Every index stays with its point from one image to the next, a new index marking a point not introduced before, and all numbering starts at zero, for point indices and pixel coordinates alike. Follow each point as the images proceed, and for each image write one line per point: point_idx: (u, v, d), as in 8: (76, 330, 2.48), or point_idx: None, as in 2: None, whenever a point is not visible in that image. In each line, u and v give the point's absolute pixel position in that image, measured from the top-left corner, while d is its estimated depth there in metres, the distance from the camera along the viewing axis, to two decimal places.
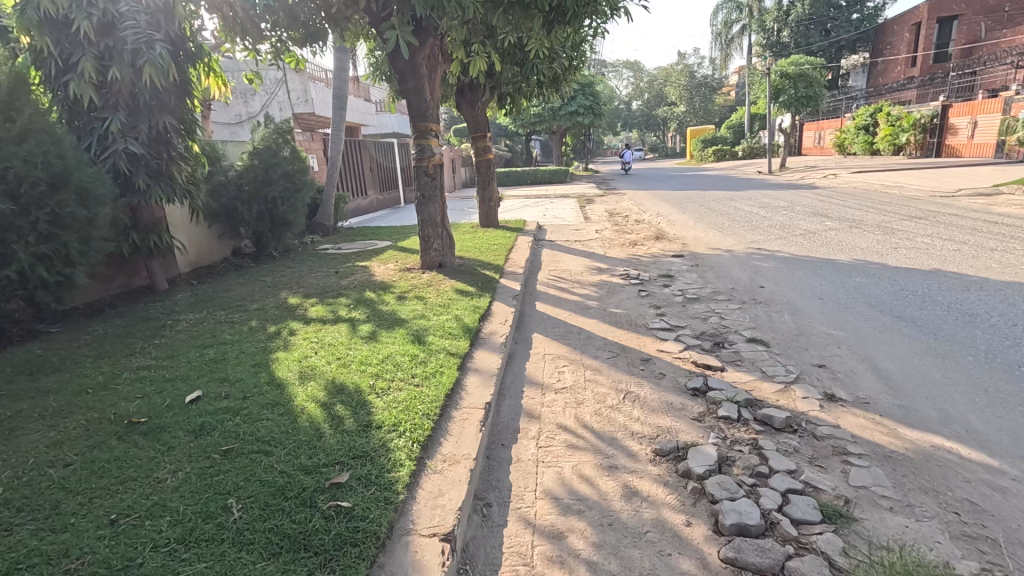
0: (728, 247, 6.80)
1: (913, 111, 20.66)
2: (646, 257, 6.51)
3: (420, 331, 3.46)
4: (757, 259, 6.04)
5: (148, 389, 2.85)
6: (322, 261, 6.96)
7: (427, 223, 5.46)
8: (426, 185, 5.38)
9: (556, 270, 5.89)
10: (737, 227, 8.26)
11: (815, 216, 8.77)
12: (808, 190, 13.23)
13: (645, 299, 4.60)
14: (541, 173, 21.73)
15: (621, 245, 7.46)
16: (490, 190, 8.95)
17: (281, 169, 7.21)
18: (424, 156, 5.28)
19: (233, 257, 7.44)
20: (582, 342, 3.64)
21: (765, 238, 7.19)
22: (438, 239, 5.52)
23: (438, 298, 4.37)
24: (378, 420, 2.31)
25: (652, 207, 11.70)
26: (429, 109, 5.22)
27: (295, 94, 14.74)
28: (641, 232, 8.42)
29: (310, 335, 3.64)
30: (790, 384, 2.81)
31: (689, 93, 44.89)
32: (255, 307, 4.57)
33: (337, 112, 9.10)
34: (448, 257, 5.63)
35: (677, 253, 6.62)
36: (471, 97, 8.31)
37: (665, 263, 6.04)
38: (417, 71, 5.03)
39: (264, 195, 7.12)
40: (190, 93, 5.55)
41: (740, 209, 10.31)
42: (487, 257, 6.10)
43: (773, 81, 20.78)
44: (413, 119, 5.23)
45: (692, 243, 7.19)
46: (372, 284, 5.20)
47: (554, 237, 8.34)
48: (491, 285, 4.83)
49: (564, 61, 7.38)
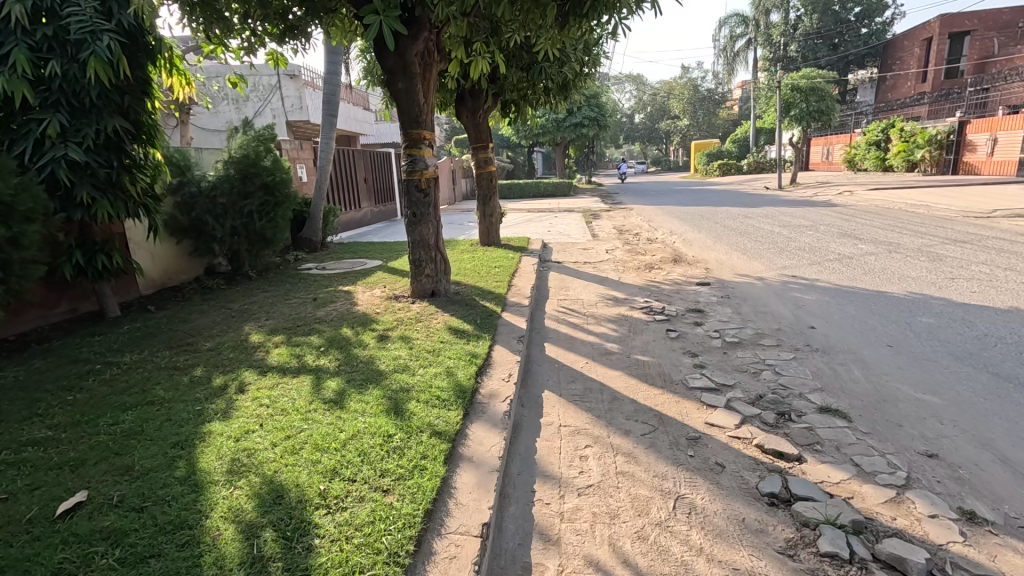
0: (759, 274, 6.05)
1: (928, 127, 20.07)
2: (667, 285, 5.76)
3: (400, 395, 2.68)
4: (795, 290, 5.30)
5: (18, 485, 2.07)
6: (302, 283, 6.22)
7: (418, 246, 4.73)
8: (417, 202, 4.63)
9: (566, 299, 5.15)
10: (761, 250, 7.52)
11: (845, 238, 8.05)
12: (827, 208, 12.54)
13: (676, 343, 3.83)
14: (544, 186, 21.13)
15: (636, 269, 6.73)
16: (491, 206, 8.22)
17: (260, 180, 6.48)
18: (417, 169, 4.54)
19: (204, 277, 6.69)
20: (606, 406, 2.88)
21: (797, 264, 6.45)
22: (430, 263, 4.79)
23: (427, 341, 3.60)
24: (319, 566, 1.54)
25: (664, 224, 11.00)
26: (422, 113, 4.49)
27: (290, 101, 14.23)
28: (656, 253, 7.70)
29: (262, 394, 2.87)
30: (903, 491, 2.03)
31: (692, 107, 44.51)
32: (207, 346, 3.80)
33: (328, 119, 8.40)
34: (441, 284, 4.89)
35: (702, 280, 5.89)
36: (471, 105, 7.59)
37: (691, 294, 5.28)
38: (409, 69, 4.29)
39: (240, 209, 6.38)
40: (149, 93, 4.83)
41: (759, 229, 9.60)
42: (487, 283, 5.36)
43: (784, 94, 20.23)
44: (404, 125, 4.49)
45: (715, 268, 6.45)
46: (351, 316, 4.44)
47: (561, 257, 7.63)
48: (492, 322, 4.07)
49: (574, 65, 6.70)
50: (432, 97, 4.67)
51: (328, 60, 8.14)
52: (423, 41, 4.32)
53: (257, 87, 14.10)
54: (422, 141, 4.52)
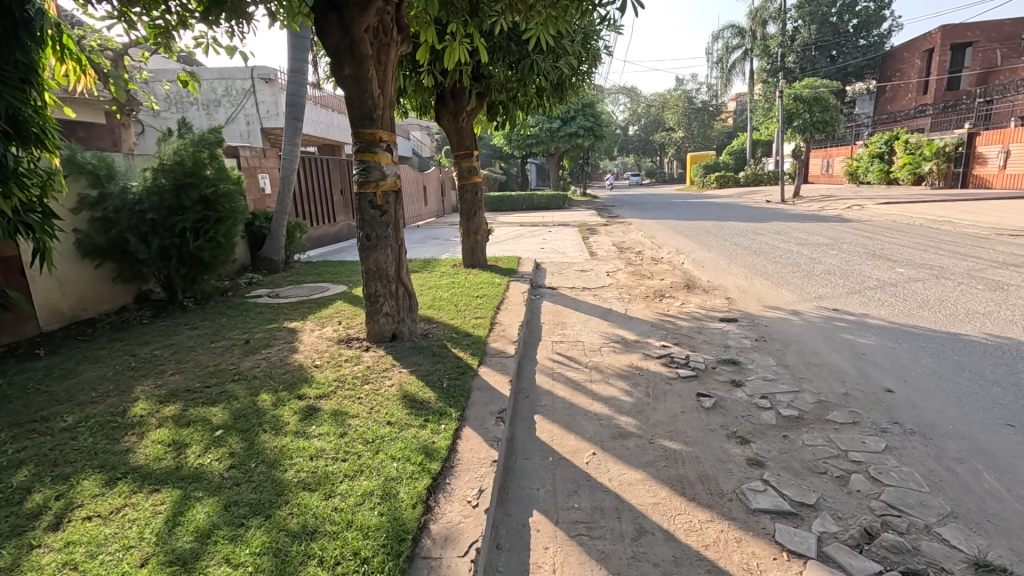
0: (792, 307, 5.04)
1: (934, 138, 19.42)
2: (685, 321, 4.74)
3: (290, 553, 1.63)
4: (844, 330, 4.32)
5: None
6: (245, 315, 5.17)
7: (374, 277, 3.70)
8: (373, 221, 3.62)
9: (563, 342, 4.13)
10: (785, 274, 6.54)
11: (877, 261, 7.10)
12: (841, 224, 11.67)
13: (713, 418, 2.80)
14: (537, 198, 20.26)
15: (645, 297, 5.71)
16: (477, 222, 7.20)
17: (197, 192, 5.42)
18: (371, 180, 3.53)
19: (132, 307, 5.62)
20: (629, 551, 1.83)
21: (834, 294, 5.46)
22: (388, 298, 3.76)
23: (368, 423, 2.54)
24: None
25: (668, 241, 10.07)
26: (377, 105, 3.46)
27: (265, 107, 13.25)
28: (664, 276, 6.73)
29: (79, 537, 1.79)
30: None
31: (687, 118, 44.01)
32: (63, 424, 2.72)
33: (291, 123, 7.39)
34: (404, 324, 3.87)
35: (726, 314, 4.91)
36: (454, 108, 6.64)
37: (717, 335, 4.27)
38: (357, 50, 3.28)
39: (171, 226, 5.31)
40: (34, 82, 3.77)
41: (775, 248, 8.64)
42: (465, 320, 4.33)
43: (786, 105, 19.50)
44: (354, 123, 3.48)
45: (739, 299, 5.45)
46: (281, 372, 3.38)
47: (556, 282, 6.64)
48: (465, 384, 3.02)
49: (569, 60, 5.73)
50: (392, 88, 3.66)
51: (292, 56, 7.14)
52: (376, 13, 3.29)
53: (230, 91, 13.17)
54: (377, 141, 3.49)
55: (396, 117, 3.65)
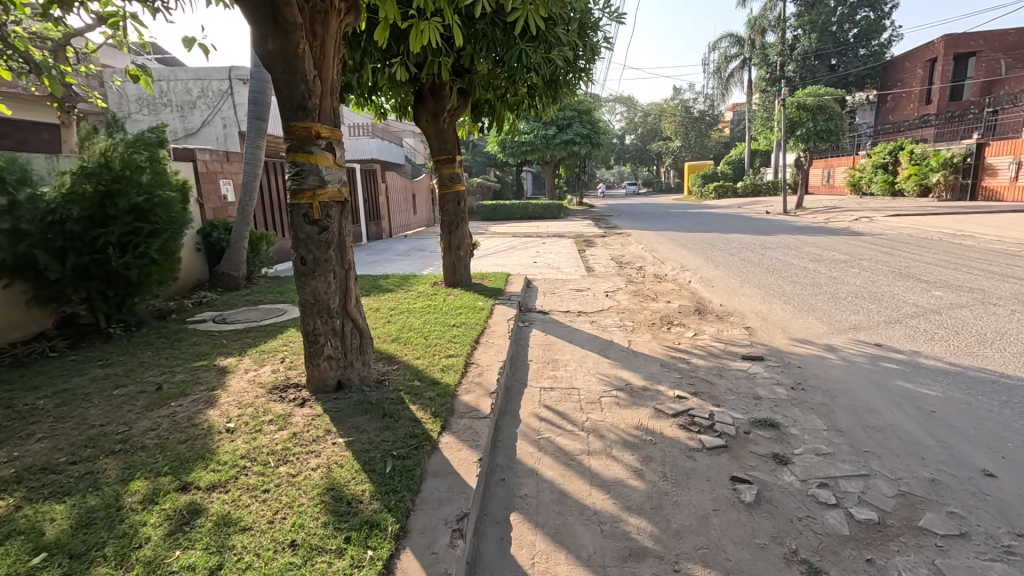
0: (826, 341, 4.26)
1: (941, 149, 18.90)
2: (701, 360, 3.94)
3: None
4: (897, 373, 3.54)
5: None
6: (177, 345, 4.34)
7: (311, 310, 2.90)
8: (308, 239, 2.81)
9: (553, 391, 3.32)
10: (808, 298, 5.77)
11: (907, 281, 6.36)
12: (854, 237, 10.99)
13: (759, 522, 2.00)
14: (532, 207, 19.54)
15: (650, 326, 4.91)
16: (459, 235, 6.40)
17: (126, 200, 4.60)
18: (306, 188, 2.75)
19: (50, 334, 4.79)
20: None
21: (870, 323, 4.69)
22: (329, 337, 2.96)
23: (260, 548, 1.72)
24: None
25: (671, 256, 9.31)
26: (312, 93, 2.68)
27: (243, 110, 12.46)
28: (671, 299, 5.96)
29: None
30: None
31: (684, 128, 43.52)
32: None
33: (255, 123, 6.60)
34: (351, 369, 3.07)
35: (748, 349, 4.13)
36: (433, 107, 5.89)
37: (742, 380, 3.47)
38: (282, 18, 2.49)
39: (92, 240, 4.49)
40: None
41: (789, 264, 7.90)
42: (433, 360, 3.52)
43: (789, 113, 18.90)
44: (283, 114, 2.69)
45: (760, 329, 4.66)
46: (179, 441, 2.55)
47: (548, 304, 5.85)
48: (418, 466, 2.21)
49: (564, 51, 4.94)
50: (336, 70, 2.87)
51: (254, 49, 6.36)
52: None
53: (206, 92, 12.40)
54: (313, 138, 2.71)
55: (340, 107, 2.87)
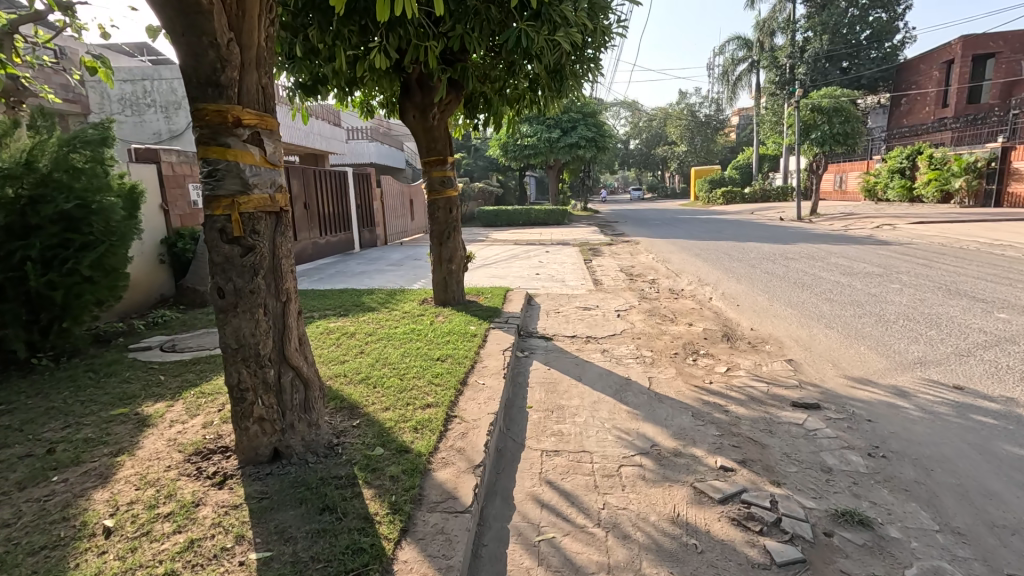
0: (892, 381, 3.48)
1: (963, 152, 18.14)
2: (741, 408, 3.17)
3: None
4: (1000, 430, 2.76)
5: None
6: (104, 381, 3.59)
7: (233, 357, 2.16)
8: (227, 264, 2.08)
9: (556, 458, 2.57)
10: (852, 321, 5.00)
11: (961, 300, 5.59)
12: (881, 246, 10.23)
13: None
14: (535, 213, 18.81)
15: (672, 357, 4.14)
16: (451, 246, 5.65)
17: (53, 206, 3.86)
18: (221, 194, 2.01)
19: None
20: None
21: (938, 356, 3.92)
22: (259, 393, 2.22)
23: None
24: None
25: (686, 267, 8.55)
26: (227, 63, 1.93)
27: None
28: (692, 321, 5.19)
29: None
30: None
31: (690, 132, 42.73)
32: None
33: None
34: (291, 431, 2.32)
35: (797, 392, 3.36)
36: (420, 102, 5.18)
37: (800, 442, 2.70)
38: None
39: (11, 254, 3.78)
40: None
41: (819, 278, 7.14)
42: (404, 413, 2.76)
43: (803, 116, 18.18)
44: (189, 93, 1.96)
45: (805, 364, 3.88)
46: (31, 550, 1.80)
47: (552, 326, 5.09)
48: None
49: (571, 33, 4.21)
50: (268, 36, 2.13)
51: None
52: None
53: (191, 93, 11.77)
54: (230, 126, 1.97)
55: (272, 85, 2.12)
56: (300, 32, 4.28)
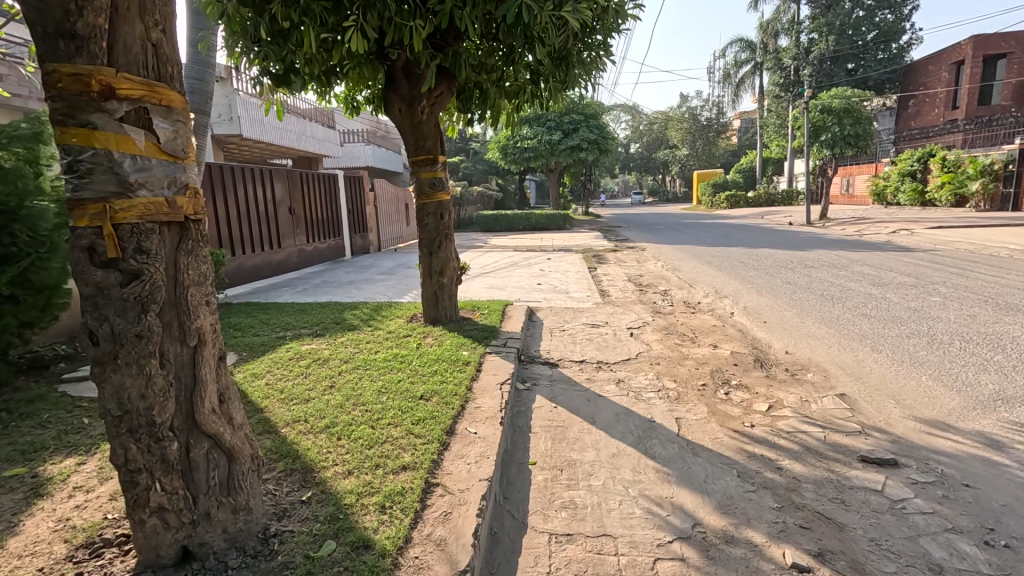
0: (976, 425, 2.84)
1: (977, 155, 17.53)
2: (797, 463, 2.54)
3: None
4: None
5: None
6: (15, 423, 2.94)
7: (116, 427, 1.52)
8: (101, 297, 1.45)
9: (569, 550, 1.92)
10: (900, 342, 4.36)
11: (1017, 317, 4.96)
12: (904, 253, 9.60)
13: None
14: (535, 217, 18.20)
15: (701, 389, 3.50)
16: (442, 257, 5.02)
17: None
18: (86, 199, 1.39)
19: None
20: None
21: (1019, 390, 3.28)
22: (157, 474, 1.59)
23: None
24: None
25: (699, 277, 7.92)
26: (87, 4, 1.32)
27: (216, 110, 10.64)
28: (717, 343, 4.55)
29: None
30: None
31: (691, 136, 42.16)
32: None
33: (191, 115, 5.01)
34: (206, 523, 1.69)
35: (862, 441, 2.72)
36: (407, 94, 4.60)
37: (888, 522, 2.06)
38: None
39: None
40: None
41: (848, 290, 6.50)
42: (371, 483, 2.13)
43: (812, 117, 17.62)
44: (37, 50, 1.34)
45: (861, 400, 3.24)
46: None
47: (557, 348, 4.46)
48: None
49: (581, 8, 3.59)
50: None
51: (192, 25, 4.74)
52: None
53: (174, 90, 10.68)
54: (96, 97, 1.35)
55: (169, 41, 1.49)
56: (265, 10, 3.64)
